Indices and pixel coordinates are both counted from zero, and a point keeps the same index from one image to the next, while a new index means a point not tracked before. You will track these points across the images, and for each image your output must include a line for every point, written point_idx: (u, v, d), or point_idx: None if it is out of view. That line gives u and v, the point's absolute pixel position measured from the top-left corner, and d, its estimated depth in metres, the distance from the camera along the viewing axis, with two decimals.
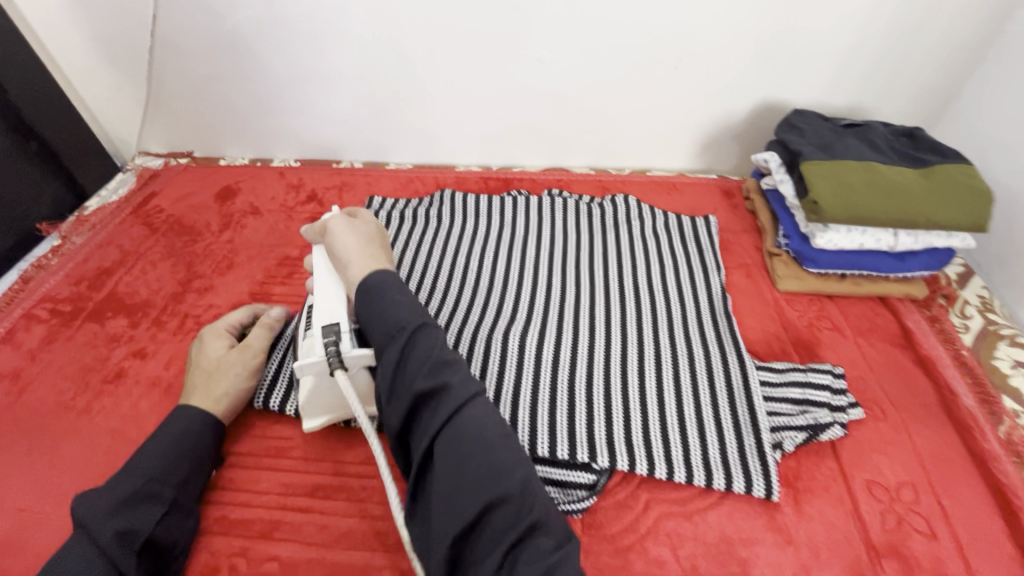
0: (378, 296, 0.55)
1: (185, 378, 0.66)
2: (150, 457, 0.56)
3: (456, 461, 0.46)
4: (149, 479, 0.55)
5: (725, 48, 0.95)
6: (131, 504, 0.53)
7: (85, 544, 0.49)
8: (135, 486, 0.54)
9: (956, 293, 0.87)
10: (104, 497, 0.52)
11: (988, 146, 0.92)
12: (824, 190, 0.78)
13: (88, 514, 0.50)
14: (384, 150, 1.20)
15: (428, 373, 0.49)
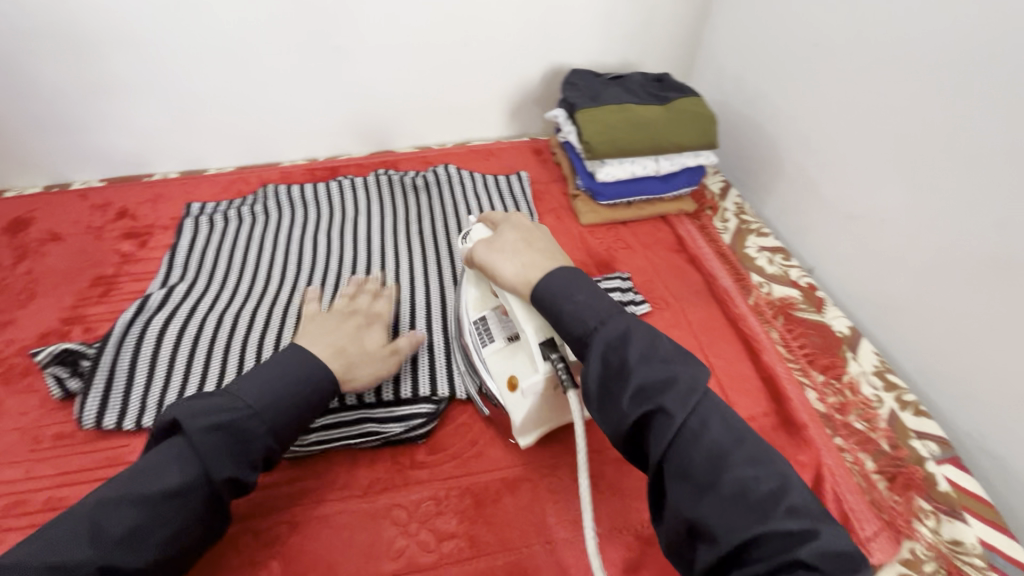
0: (561, 301, 0.56)
1: (315, 327, 0.66)
2: (274, 403, 0.56)
3: (690, 470, 0.44)
4: (269, 430, 0.55)
5: (505, 17, 1.06)
6: (248, 449, 0.54)
7: (193, 470, 0.51)
8: (254, 433, 0.54)
9: (718, 205, 1.07)
10: (224, 438, 0.53)
11: (729, 79, 1.13)
12: (591, 131, 0.91)
13: (210, 446, 0.52)
14: (199, 157, 1.16)
15: (671, 389, 0.47)
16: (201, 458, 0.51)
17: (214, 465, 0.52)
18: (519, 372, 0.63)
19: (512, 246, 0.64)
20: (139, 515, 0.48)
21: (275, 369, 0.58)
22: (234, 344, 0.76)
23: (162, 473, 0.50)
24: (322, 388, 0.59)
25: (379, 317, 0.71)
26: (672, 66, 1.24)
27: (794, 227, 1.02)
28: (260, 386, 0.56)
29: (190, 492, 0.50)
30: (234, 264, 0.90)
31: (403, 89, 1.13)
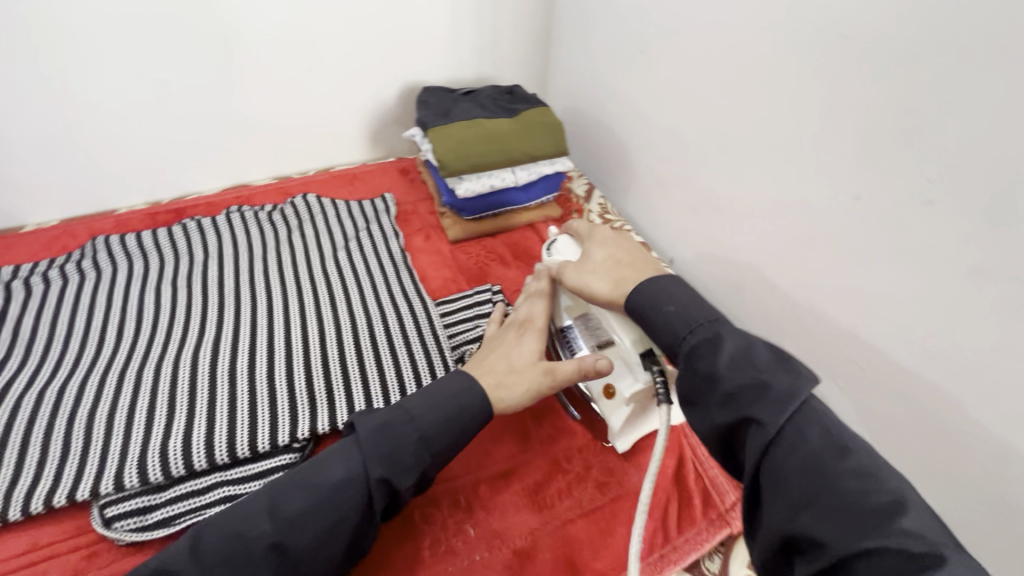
0: (649, 306, 0.59)
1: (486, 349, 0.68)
2: (430, 414, 0.57)
3: (785, 471, 0.45)
4: (364, 479, 0.53)
5: (346, 39, 1.04)
6: (342, 506, 0.51)
7: (290, 515, 0.50)
8: (336, 480, 0.52)
9: (584, 208, 1.12)
10: (314, 491, 0.51)
11: (577, 87, 1.19)
12: (443, 149, 0.91)
13: (320, 493, 0.51)
14: (11, 214, 1.01)
15: (763, 399, 0.48)
16: (356, 470, 0.53)
17: (300, 524, 0.50)
18: (614, 382, 0.67)
19: (597, 265, 0.67)
20: (224, 560, 0.47)
21: (369, 423, 0.55)
22: (55, 427, 0.67)
23: (288, 497, 0.51)
24: (419, 439, 0.55)
25: (532, 320, 0.71)
26: (527, 77, 1.27)
27: (652, 221, 1.08)
28: (427, 407, 0.57)
29: (276, 545, 0.49)
30: (55, 333, 0.79)
31: (248, 119, 1.07)
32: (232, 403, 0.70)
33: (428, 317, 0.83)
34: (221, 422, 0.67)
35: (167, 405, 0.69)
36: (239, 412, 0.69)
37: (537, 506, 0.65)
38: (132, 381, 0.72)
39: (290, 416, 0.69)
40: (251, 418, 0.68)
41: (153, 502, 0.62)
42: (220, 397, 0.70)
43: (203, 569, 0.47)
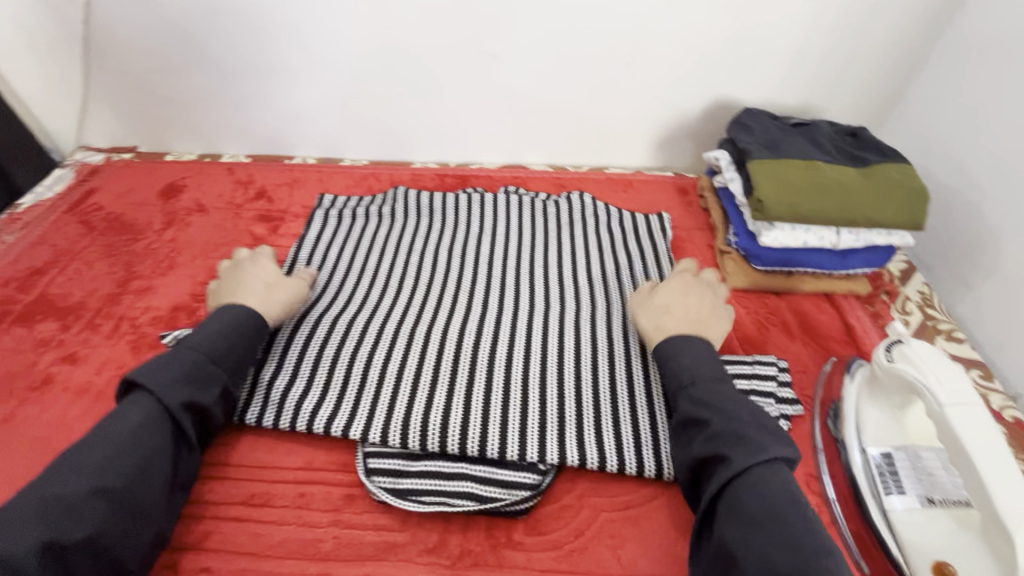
0: (670, 358, 0.65)
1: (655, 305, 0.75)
2: (207, 340, 0.62)
3: (742, 526, 0.49)
4: (210, 358, 0.60)
5: (679, 43, 0.96)
6: (202, 375, 0.59)
7: (151, 404, 0.55)
8: (194, 361, 0.59)
9: (897, 290, 0.90)
10: (172, 368, 0.58)
11: (933, 144, 0.95)
12: (768, 188, 0.78)
13: (164, 379, 0.57)
14: (337, 147, 1.17)
15: (726, 444, 0.54)
16: (153, 392, 0.56)
17: (172, 393, 0.56)
18: (961, 563, 0.51)
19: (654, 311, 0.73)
20: (109, 450, 0.51)
21: (218, 321, 0.64)
22: (343, 356, 0.72)
23: (124, 418, 0.54)
24: (257, 332, 0.67)
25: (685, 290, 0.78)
26: (859, 117, 1.06)
27: (999, 338, 0.82)
28: (207, 338, 0.62)
29: (157, 421, 0.55)
30: (351, 263, 0.87)
31: (548, 104, 1.06)
32: (488, 395, 0.68)
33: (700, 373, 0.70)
34: (476, 412, 0.66)
35: (432, 375, 0.70)
36: (494, 406, 0.67)
37: None
38: (404, 338, 0.75)
39: (542, 432, 0.65)
40: (504, 418, 0.66)
41: (407, 469, 0.63)
42: (477, 386, 0.69)
43: (99, 460, 0.51)
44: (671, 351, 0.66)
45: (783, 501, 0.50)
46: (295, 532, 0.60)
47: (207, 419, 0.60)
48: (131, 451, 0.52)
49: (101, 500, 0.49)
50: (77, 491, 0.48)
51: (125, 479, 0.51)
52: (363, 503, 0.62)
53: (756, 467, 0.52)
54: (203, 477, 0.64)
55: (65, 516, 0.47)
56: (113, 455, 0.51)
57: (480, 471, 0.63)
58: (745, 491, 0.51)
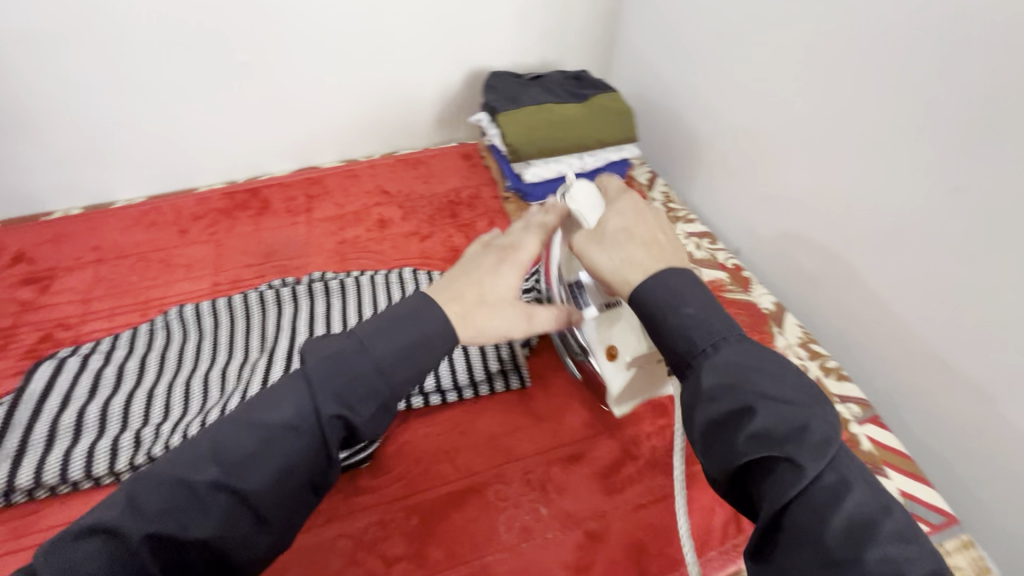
0: (347, 348, 0.47)
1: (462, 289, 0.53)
2: (382, 335, 0.48)
3: (827, 509, 0.38)
4: (376, 368, 0.47)
5: (416, 23, 1.05)
6: (359, 385, 0.46)
7: (306, 403, 0.45)
8: (359, 367, 0.46)
9: (647, 196, 1.10)
10: (336, 368, 0.46)
11: (644, 75, 1.17)
12: (513, 134, 0.91)
13: (321, 374, 0.45)
14: (106, 190, 1.08)
15: (798, 440, 0.40)
16: (310, 385, 0.45)
17: (323, 398, 0.45)
18: (618, 342, 0.63)
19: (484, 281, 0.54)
20: (256, 442, 0.43)
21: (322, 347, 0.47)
22: (159, 390, 0.72)
23: (280, 402, 0.45)
24: (440, 339, 0.50)
25: (519, 249, 0.57)
26: (591, 63, 1.26)
27: (719, 211, 1.06)
28: (389, 331, 0.48)
29: (305, 428, 0.44)
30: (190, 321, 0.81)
31: (319, 102, 1.10)
32: None
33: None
34: None
35: (253, 372, 0.73)
36: None
37: (608, 490, 0.65)
38: (224, 355, 0.77)
39: None
40: None
41: None
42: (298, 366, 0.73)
43: (243, 453, 0.43)
44: (670, 293, 0.48)
45: (877, 521, 0.37)
46: None
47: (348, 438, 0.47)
48: (284, 448, 0.43)
49: (229, 497, 0.42)
50: (202, 481, 0.41)
51: (262, 484, 0.42)
52: None
53: (831, 468, 0.39)
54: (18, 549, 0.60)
55: (195, 507, 0.41)
56: (256, 450, 0.43)
57: None
58: (812, 510, 0.38)
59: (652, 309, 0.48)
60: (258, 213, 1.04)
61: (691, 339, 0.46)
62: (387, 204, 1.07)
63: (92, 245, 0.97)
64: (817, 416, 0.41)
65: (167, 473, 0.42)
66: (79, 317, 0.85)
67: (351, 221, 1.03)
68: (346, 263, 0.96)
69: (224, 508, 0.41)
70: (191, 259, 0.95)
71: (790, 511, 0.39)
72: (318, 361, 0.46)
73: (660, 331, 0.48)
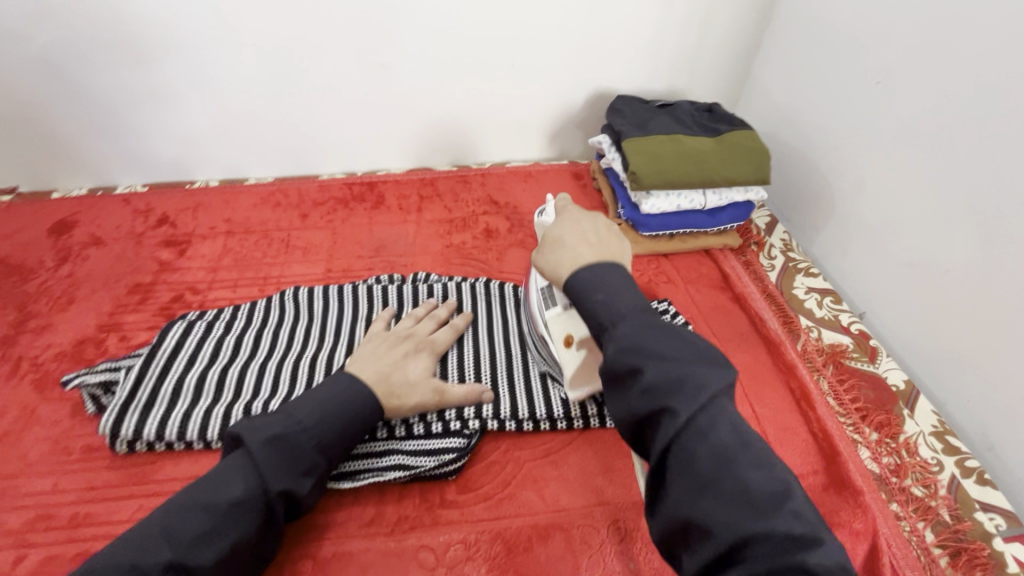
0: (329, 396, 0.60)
1: (372, 366, 0.65)
2: (325, 422, 0.58)
3: (710, 462, 0.41)
4: (317, 447, 0.56)
5: (552, 40, 1.05)
6: (304, 462, 0.56)
7: (253, 480, 0.53)
8: (301, 446, 0.55)
9: (764, 240, 1.03)
10: (279, 451, 0.54)
11: (778, 113, 1.10)
12: (639, 161, 0.88)
13: (268, 459, 0.54)
14: (240, 166, 1.17)
15: (679, 390, 0.43)
16: (256, 465, 0.53)
17: (271, 475, 0.53)
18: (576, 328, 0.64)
19: (384, 358, 0.66)
20: (207, 521, 0.49)
21: (326, 394, 0.60)
22: (269, 366, 0.73)
23: (226, 482, 0.52)
24: (370, 413, 0.61)
25: (432, 342, 0.72)
26: (719, 95, 1.21)
27: (845, 268, 0.97)
28: (315, 408, 0.58)
29: (249, 504, 0.52)
30: (288, 306, 0.84)
31: (443, 108, 1.13)
32: None
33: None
34: None
35: None
36: None
37: None
38: (329, 340, 0.78)
39: None
40: None
41: None
42: None
43: (195, 532, 0.49)
44: (586, 283, 0.52)
45: (735, 450, 0.41)
46: None
47: (293, 508, 0.56)
48: (225, 529, 0.50)
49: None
50: (157, 565, 0.46)
51: (210, 560, 0.48)
52: None
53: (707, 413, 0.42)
54: (135, 495, 0.64)
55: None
56: (208, 530, 0.49)
57: (409, 445, 0.66)
58: (695, 441, 0.42)
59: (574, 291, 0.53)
60: (372, 207, 1.08)
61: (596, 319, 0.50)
62: (495, 215, 1.07)
63: (224, 217, 1.04)
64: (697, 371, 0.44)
65: (120, 559, 0.46)
66: (207, 283, 0.92)
67: (459, 227, 1.04)
68: (450, 267, 0.97)
69: (224, 544, 0.49)
70: (308, 243, 1.00)
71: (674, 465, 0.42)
72: (298, 411, 0.58)
73: (582, 308, 0.52)
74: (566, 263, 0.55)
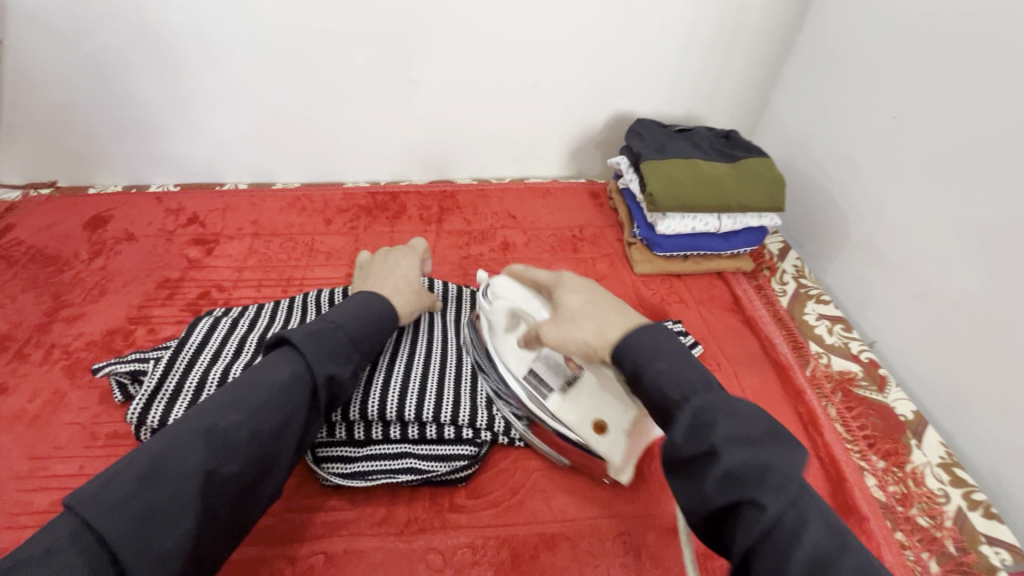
0: (359, 305, 0.63)
1: (378, 286, 0.72)
2: (355, 320, 0.61)
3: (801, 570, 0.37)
4: (350, 341, 0.59)
5: (576, 63, 1.09)
6: (341, 351, 0.58)
7: (301, 365, 0.54)
8: (339, 338, 0.58)
9: (776, 266, 1.05)
10: (322, 341, 0.56)
11: (794, 142, 1.13)
12: (657, 184, 0.91)
13: (313, 346, 0.55)
14: (269, 170, 1.20)
15: (763, 484, 0.40)
16: (303, 352, 0.55)
17: (319, 360, 0.55)
18: (604, 413, 0.65)
19: (385, 280, 0.74)
20: (263, 395, 0.50)
21: (355, 304, 0.63)
22: None
23: (275, 367, 0.53)
24: (386, 315, 0.66)
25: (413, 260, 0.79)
26: (737, 122, 1.23)
27: (857, 297, 0.98)
28: (346, 312, 0.61)
29: (301, 383, 0.53)
30: (310, 307, 0.86)
31: (468, 124, 1.16)
32: (424, 374, 0.72)
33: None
34: (412, 386, 0.69)
35: None
36: (428, 383, 0.70)
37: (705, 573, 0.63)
38: None
39: (466, 397, 0.70)
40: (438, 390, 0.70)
41: (354, 454, 0.66)
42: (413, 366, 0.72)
43: (256, 400, 0.50)
44: (645, 349, 0.50)
45: (833, 552, 0.38)
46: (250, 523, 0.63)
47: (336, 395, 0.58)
48: (281, 400, 0.51)
49: (243, 442, 0.48)
50: (229, 426, 0.47)
51: (272, 426, 0.50)
52: (315, 488, 0.67)
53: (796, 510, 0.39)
54: None
55: (222, 446, 0.46)
56: (268, 403, 0.50)
57: (421, 449, 0.68)
58: (787, 543, 0.38)
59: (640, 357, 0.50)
60: (394, 216, 1.11)
61: (664, 392, 0.47)
62: (512, 228, 1.10)
63: (252, 220, 1.07)
64: (781, 460, 0.41)
65: (196, 425, 0.47)
66: (233, 282, 0.95)
67: (477, 239, 1.07)
68: (468, 278, 0.99)
69: (280, 418, 0.51)
70: (331, 247, 1.03)
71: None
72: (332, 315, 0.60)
73: (638, 382, 0.49)
74: (612, 326, 0.54)
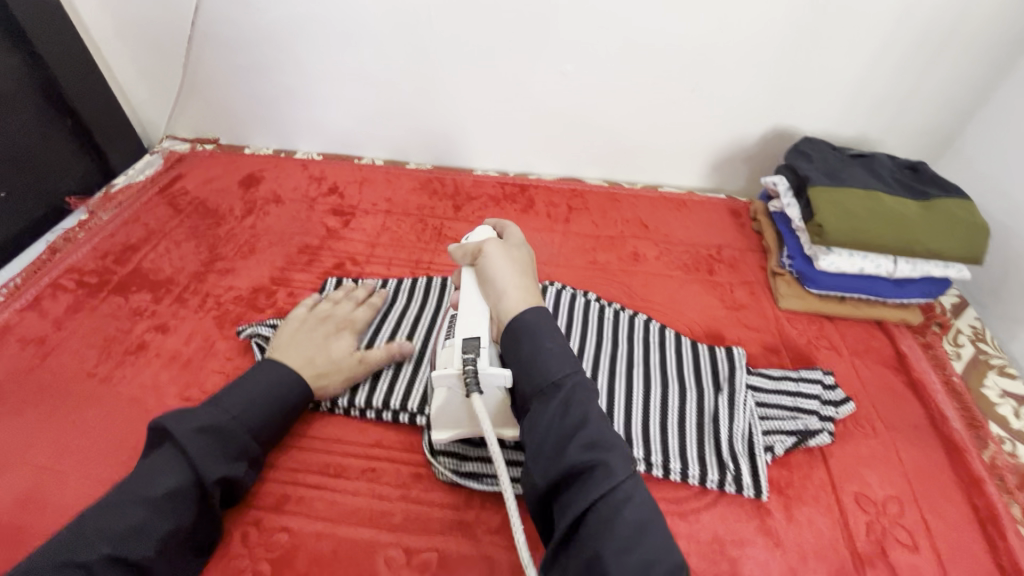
0: (252, 389, 0.64)
1: (286, 351, 0.70)
2: (253, 411, 0.62)
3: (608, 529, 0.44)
4: (249, 433, 0.61)
5: (742, 68, 0.99)
6: (235, 448, 0.59)
7: (186, 472, 0.55)
8: (235, 435, 0.60)
9: (949, 323, 0.90)
10: (210, 442, 0.57)
11: (989, 182, 0.96)
12: (827, 214, 0.81)
13: (202, 450, 0.56)
14: (404, 150, 1.23)
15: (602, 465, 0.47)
16: (191, 458, 0.55)
17: (206, 466, 0.56)
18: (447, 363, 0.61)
19: (302, 341, 0.71)
20: (143, 515, 0.51)
21: (258, 385, 0.64)
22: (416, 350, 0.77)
23: (162, 474, 0.54)
24: (297, 392, 0.66)
25: (354, 321, 0.77)
26: (917, 151, 1.07)
27: None
28: (241, 400, 0.62)
29: (185, 496, 0.54)
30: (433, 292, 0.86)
31: (609, 123, 1.11)
32: None
33: (747, 400, 0.72)
34: None
35: None
36: None
37: None
38: None
39: None
40: None
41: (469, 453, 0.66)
42: None
43: (130, 527, 0.51)
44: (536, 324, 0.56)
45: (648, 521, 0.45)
46: (369, 504, 0.64)
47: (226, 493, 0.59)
48: (160, 521, 0.52)
49: (118, 568, 0.49)
50: (98, 558, 0.48)
51: (149, 552, 0.51)
52: (431, 483, 0.66)
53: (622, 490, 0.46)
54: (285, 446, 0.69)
55: None
56: (148, 522, 0.52)
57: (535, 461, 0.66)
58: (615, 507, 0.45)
59: (507, 344, 0.56)
60: (521, 210, 1.08)
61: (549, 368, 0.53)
62: (643, 239, 1.03)
63: (385, 197, 1.10)
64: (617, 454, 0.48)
65: (57, 555, 0.48)
66: (365, 256, 0.97)
67: (605, 245, 1.02)
68: (594, 285, 0.94)
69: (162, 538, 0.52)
70: (458, 234, 1.03)
71: (588, 513, 0.46)
72: (222, 400, 0.61)
73: (527, 342, 0.55)
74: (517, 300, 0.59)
